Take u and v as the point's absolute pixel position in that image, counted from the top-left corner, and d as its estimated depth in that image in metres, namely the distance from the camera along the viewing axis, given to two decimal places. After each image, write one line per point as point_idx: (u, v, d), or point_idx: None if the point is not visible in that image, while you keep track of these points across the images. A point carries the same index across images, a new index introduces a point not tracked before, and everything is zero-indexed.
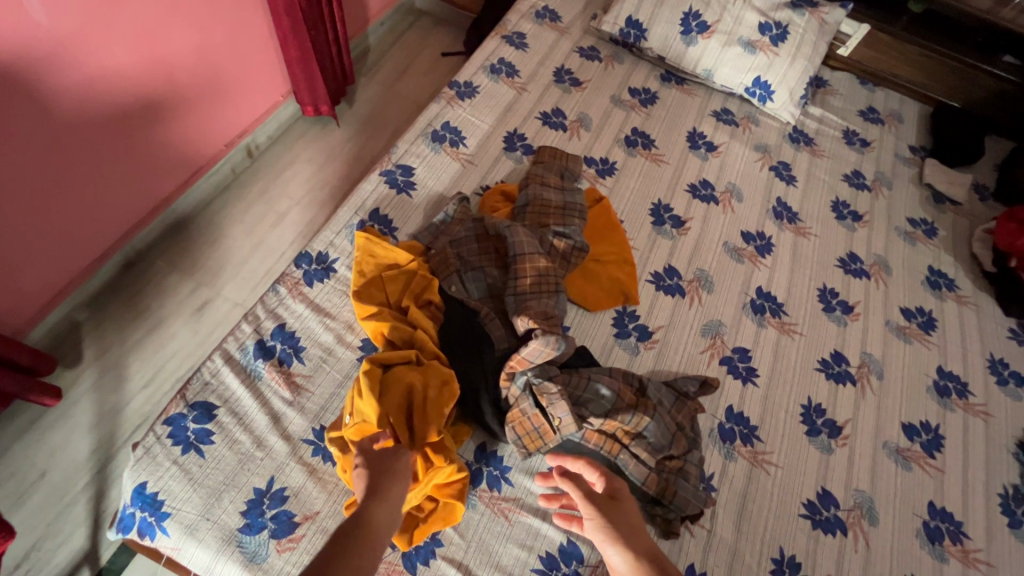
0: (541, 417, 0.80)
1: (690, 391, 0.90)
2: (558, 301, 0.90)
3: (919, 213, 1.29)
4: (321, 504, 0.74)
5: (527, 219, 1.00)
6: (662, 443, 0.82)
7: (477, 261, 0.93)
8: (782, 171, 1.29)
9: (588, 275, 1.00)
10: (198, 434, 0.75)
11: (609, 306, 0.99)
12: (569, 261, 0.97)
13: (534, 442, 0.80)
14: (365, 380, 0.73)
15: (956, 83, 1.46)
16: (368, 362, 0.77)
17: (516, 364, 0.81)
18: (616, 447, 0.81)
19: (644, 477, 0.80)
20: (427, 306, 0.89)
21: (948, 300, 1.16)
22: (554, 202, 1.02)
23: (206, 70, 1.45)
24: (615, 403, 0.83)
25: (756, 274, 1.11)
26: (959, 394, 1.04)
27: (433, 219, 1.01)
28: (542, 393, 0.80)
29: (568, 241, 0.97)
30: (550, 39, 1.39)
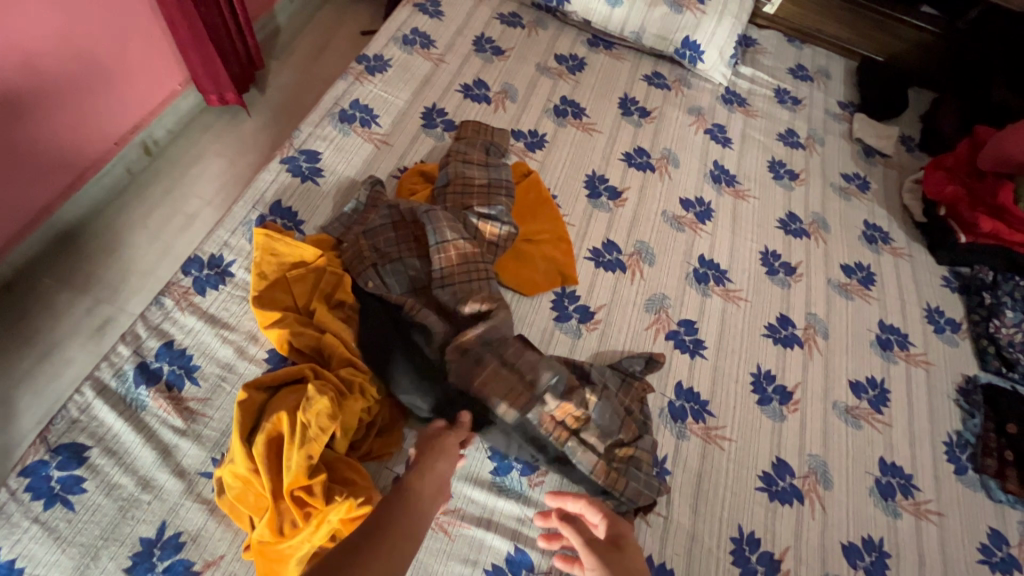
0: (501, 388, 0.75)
1: (636, 370, 0.85)
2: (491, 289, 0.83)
3: (852, 168, 1.29)
4: (226, 546, 0.63)
5: (450, 202, 0.91)
6: (611, 427, 0.76)
7: (395, 252, 0.84)
8: (717, 134, 1.25)
9: (520, 259, 0.93)
10: (64, 483, 0.63)
11: (547, 288, 0.92)
12: (498, 246, 0.89)
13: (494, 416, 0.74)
14: (238, 413, 0.62)
15: (879, 36, 1.46)
16: (248, 386, 0.65)
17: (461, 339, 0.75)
18: (566, 434, 0.75)
19: (592, 465, 0.74)
20: (340, 307, 0.78)
21: (884, 253, 1.16)
22: (478, 179, 0.93)
23: (77, 57, 1.26)
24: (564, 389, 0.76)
25: (697, 242, 1.06)
26: (900, 346, 1.03)
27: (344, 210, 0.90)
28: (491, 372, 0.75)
29: (496, 224, 0.89)
30: (468, 6, 1.29)
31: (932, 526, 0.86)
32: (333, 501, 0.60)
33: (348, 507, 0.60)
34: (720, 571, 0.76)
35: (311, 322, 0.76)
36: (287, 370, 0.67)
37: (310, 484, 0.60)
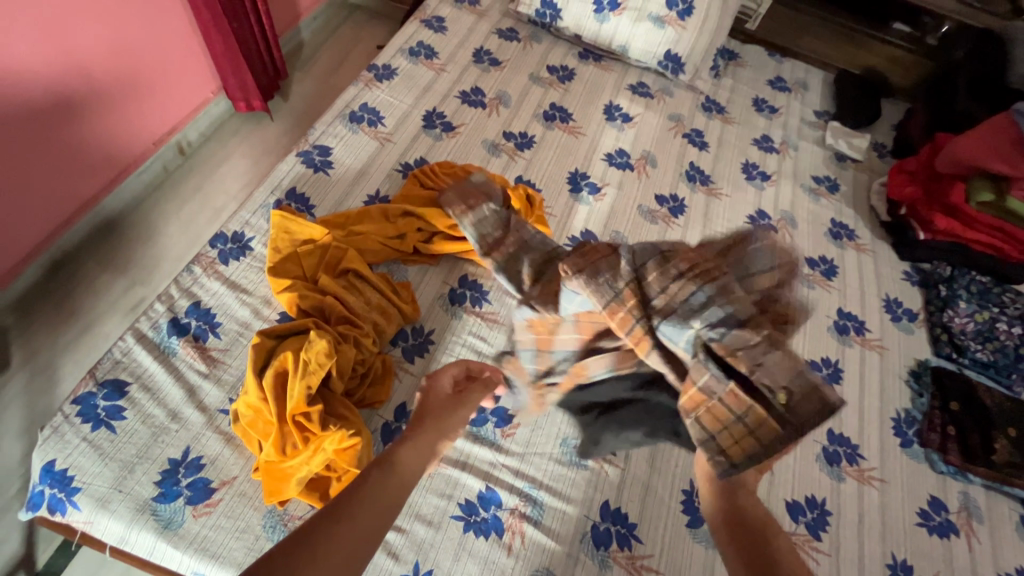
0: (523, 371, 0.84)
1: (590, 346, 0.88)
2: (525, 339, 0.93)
3: (823, 171, 1.38)
4: (239, 469, 0.75)
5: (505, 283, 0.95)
6: None
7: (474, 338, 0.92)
8: (695, 138, 1.35)
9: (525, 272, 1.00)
10: (108, 411, 0.75)
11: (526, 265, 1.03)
12: None
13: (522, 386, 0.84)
14: (252, 352, 0.75)
15: (854, 51, 1.57)
16: (262, 333, 0.77)
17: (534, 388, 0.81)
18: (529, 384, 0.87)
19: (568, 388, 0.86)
20: (343, 276, 0.91)
21: (848, 248, 1.25)
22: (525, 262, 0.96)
23: (123, 64, 1.42)
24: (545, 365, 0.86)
25: (669, 233, 1.17)
26: (857, 332, 1.12)
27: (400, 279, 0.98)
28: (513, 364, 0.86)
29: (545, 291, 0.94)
30: (469, 22, 1.43)
31: (873, 491, 0.93)
32: (327, 430, 0.72)
33: (340, 438, 0.71)
34: (671, 517, 0.84)
35: (316, 287, 0.88)
36: (292, 324, 0.80)
37: (309, 413, 0.72)
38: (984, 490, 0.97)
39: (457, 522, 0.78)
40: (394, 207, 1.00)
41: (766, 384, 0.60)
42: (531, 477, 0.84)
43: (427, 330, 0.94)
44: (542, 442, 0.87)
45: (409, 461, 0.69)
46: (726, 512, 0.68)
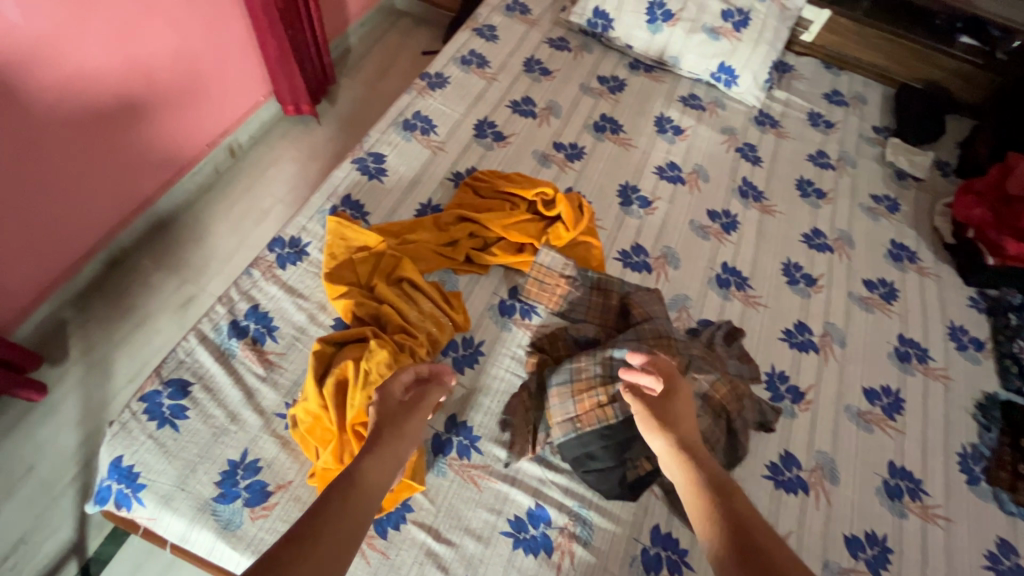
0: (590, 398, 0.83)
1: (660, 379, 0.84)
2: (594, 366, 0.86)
3: (882, 189, 1.33)
4: (294, 474, 0.76)
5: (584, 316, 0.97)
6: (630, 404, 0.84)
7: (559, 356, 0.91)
8: (748, 153, 1.32)
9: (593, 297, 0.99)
10: (173, 409, 0.77)
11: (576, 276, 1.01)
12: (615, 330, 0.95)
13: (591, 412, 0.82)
14: (314, 359, 0.77)
15: (917, 65, 1.51)
16: (322, 340, 0.80)
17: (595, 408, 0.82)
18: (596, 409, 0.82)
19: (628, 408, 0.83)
20: (397, 284, 0.91)
21: (909, 271, 1.20)
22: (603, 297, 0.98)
23: (184, 69, 1.47)
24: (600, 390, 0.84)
25: (721, 250, 1.14)
26: (919, 360, 1.07)
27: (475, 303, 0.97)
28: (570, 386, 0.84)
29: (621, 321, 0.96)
30: (521, 32, 1.43)
31: (938, 530, 0.89)
32: None
33: None
34: None
35: (371, 295, 0.89)
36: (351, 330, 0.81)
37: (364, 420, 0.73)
38: None
39: (507, 539, 0.77)
40: (446, 215, 1.01)
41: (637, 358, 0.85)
42: (581, 497, 0.83)
43: (477, 341, 0.93)
44: None
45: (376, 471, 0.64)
46: (723, 519, 0.64)
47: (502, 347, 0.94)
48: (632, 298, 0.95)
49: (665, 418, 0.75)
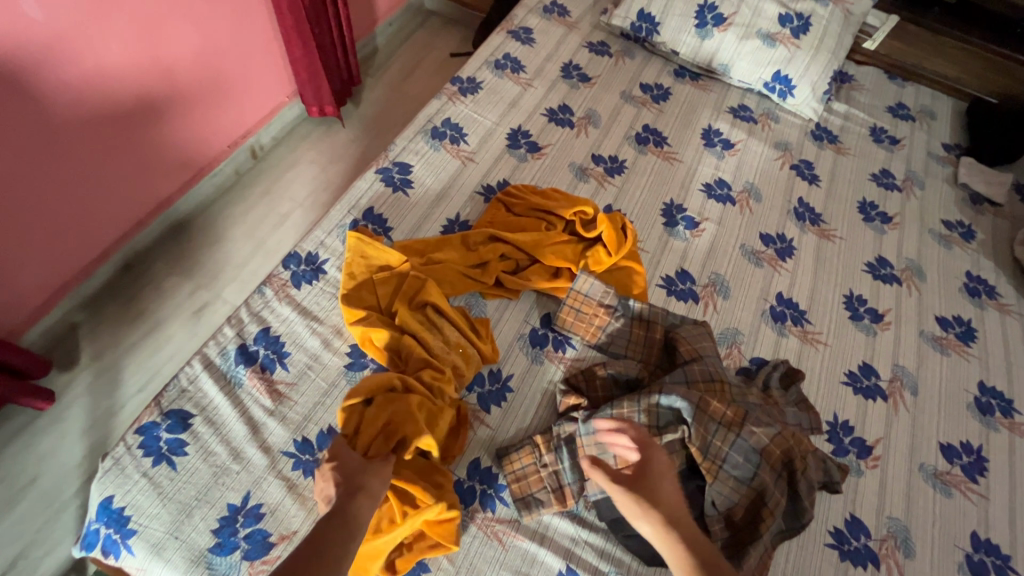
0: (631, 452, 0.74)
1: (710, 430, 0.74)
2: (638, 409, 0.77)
3: (954, 215, 1.20)
4: (299, 523, 0.68)
5: (624, 350, 0.87)
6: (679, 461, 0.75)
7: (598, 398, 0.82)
8: (804, 171, 1.21)
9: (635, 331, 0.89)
10: (170, 444, 0.70)
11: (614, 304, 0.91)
12: (658, 368, 0.86)
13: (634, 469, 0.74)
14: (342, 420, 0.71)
15: (993, 75, 1.37)
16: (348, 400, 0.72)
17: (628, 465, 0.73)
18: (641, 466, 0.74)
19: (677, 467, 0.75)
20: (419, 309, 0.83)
21: (989, 308, 1.07)
22: (645, 331, 0.88)
23: (206, 67, 1.42)
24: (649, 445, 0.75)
25: (776, 279, 1.03)
26: (1003, 413, 0.94)
27: (504, 332, 0.88)
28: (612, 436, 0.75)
29: (663, 358, 0.86)
30: (558, 34, 1.34)
31: None
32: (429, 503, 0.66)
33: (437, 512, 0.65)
34: None
35: (392, 322, 0.82)
36: (375, 380, 0.73)
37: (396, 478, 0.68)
38: None
39: None
40: (474, 232, 0.93)
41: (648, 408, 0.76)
42: (618, 562, 0.73)
43: (505, 375, 0.84)
44: None
45: (361, 513, 0.61)
46: None
47: (533, 382, 0.85)
48: (679, 333, 0.85)
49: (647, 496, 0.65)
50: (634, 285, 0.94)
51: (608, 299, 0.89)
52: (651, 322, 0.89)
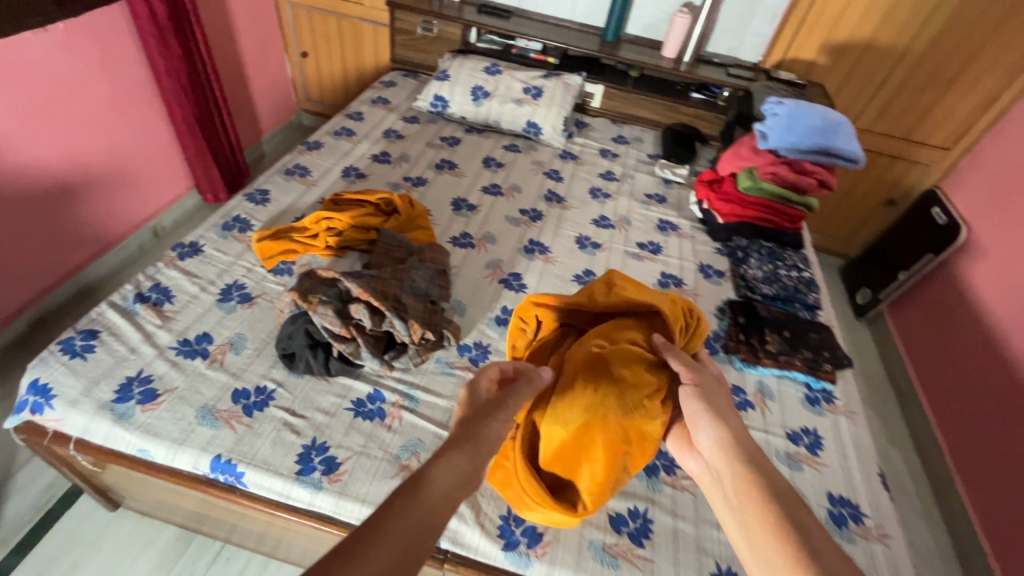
0: (340, 325, 1.05)
1: (421, 310, 1.13)
2: (402, 290, 1.15)
3: (653, 190, 1.83)
4: (180, 382, 1.01)
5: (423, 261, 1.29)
6: (428, 318, 1.14)
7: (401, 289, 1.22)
8: (552, 175, 1.81)
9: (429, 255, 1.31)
10: (84, 347, 1.02)
11: (421, 238, 1.37)
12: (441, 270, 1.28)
13: (348, 331, 1.06)
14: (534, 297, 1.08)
15: (669, 114, 2.12)
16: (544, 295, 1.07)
17: (343, 333, 1.05)
18: (348, 330, 1.05)
19: (428, 321, 1.13)
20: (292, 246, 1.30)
21: (671, 235, 1.64)
22: (428, 255, 1.30)
23: (114, 162, 1.84)
24: (343, 325, 1.06)
25: (529, 232, 1.55)
26: (675, 285, 1.46)
27: (343, 264, 1.31)
28: (335, 316, 1.05)
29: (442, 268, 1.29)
30: (381, 114, 1.94)
31: None
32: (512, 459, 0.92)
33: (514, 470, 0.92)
34: None
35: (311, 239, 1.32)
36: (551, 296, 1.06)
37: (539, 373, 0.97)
38: (776, 379, 1.26)
39: (349, 412, 1.03)
40: (305, 220, 1.37)
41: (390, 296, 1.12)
42: (411, 382, 1.10)
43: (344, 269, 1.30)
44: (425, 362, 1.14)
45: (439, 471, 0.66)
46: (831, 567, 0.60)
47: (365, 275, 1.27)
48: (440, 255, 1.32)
49: (782, 513, 0.68)
50: (425, 234, 1.39)
51: (403, 245, 1.31)
52: (434, 250, 1.33)
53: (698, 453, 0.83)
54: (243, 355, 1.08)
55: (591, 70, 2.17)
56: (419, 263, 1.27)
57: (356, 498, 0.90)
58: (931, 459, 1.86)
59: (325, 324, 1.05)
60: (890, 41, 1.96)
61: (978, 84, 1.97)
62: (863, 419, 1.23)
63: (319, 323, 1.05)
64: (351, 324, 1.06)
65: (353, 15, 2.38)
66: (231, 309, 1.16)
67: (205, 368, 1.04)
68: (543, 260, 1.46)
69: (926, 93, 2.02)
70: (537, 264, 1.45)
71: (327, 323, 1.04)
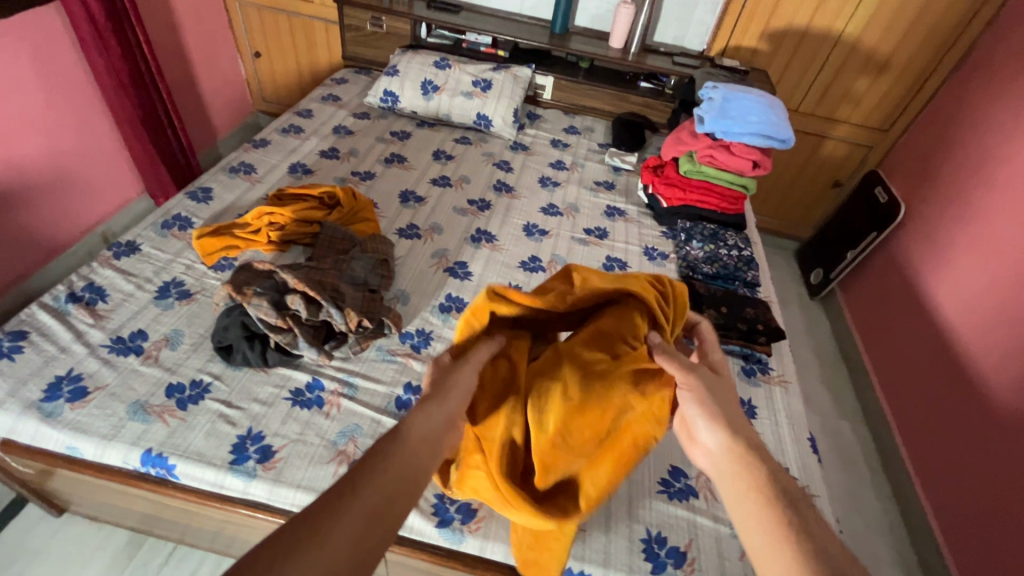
0: (276, 317, 1.05)
1: (360, 300, 1.15)
2: (341, 281, 1.16)
3: (603, 178, 1.87)
4: (111, 379, 1.00)
5: (365, 251, 1.30)
6: (367, 307, 1.15)
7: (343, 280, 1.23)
8: (502, 165, 1.83)
9: (372, 246, 1.32)
10: (12, 348, 1.01)
11: (365, 230, 1.38)
12: (384, 260, 1.29)
13: (285, 322, 1.06)
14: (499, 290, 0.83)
15: (619, 104, 2.16)
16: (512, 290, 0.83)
17: (280, 324, 1.05)
18: (285, 321, 1.06)
19: (368, 310, 1.15)
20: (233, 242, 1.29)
21: (618, 220, 1.68)
22: (372, 246, 1.32)
23: (55, 166, 1.81)
24: (280, 316, 1.06)
25: (476, 221, 1.57)
26: (620, 268, 1.50)
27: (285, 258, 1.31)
28: (271, 307, 1.05)
29: (385, 257, 1.30)
30: (331, 111, 1.94)
31: None
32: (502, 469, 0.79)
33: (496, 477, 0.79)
34: None
35: (253, 234, 1.32)
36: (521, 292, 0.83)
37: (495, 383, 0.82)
38: None
39: (286, 401, 1.03)
40: (247, 215, 1.36)
41: (329, 287, 1.13)
42: (351, 370, 1.11)
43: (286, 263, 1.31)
44: (366, 350, 1.15)
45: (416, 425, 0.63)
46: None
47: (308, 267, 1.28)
48: (384, 246, 1.33)
49: (790, 520, 0.55)
50: (369, 226, 1.40)
51: (345, 238, 1.32)
52: (378, 240, 1.34)
53: (698, 448, 0.68)
54: (180, 350, 1.08)
55: (542, 62, 2.19)
56: (362, 254, 1.28)
57: (290, 484, 0.91)
58: (878, 429, 1.93)
59: (261, 316, 1.05)
60: (825, 27, 2.03)
61: (909, 67, 2.05)
62: (797, 389, 1.28)
63: (254, 314, 1.05)
64: (288, 315, 1.07)
65: (304, 14, 2.36)
66: (168, 306, 1.16)
67: (138, 364, 1.03)
68: (490, 248, 1.48)
69: (863, 77, 2.10)
70: (484, 252, 1.47)
71: (262, 314, 1.04)
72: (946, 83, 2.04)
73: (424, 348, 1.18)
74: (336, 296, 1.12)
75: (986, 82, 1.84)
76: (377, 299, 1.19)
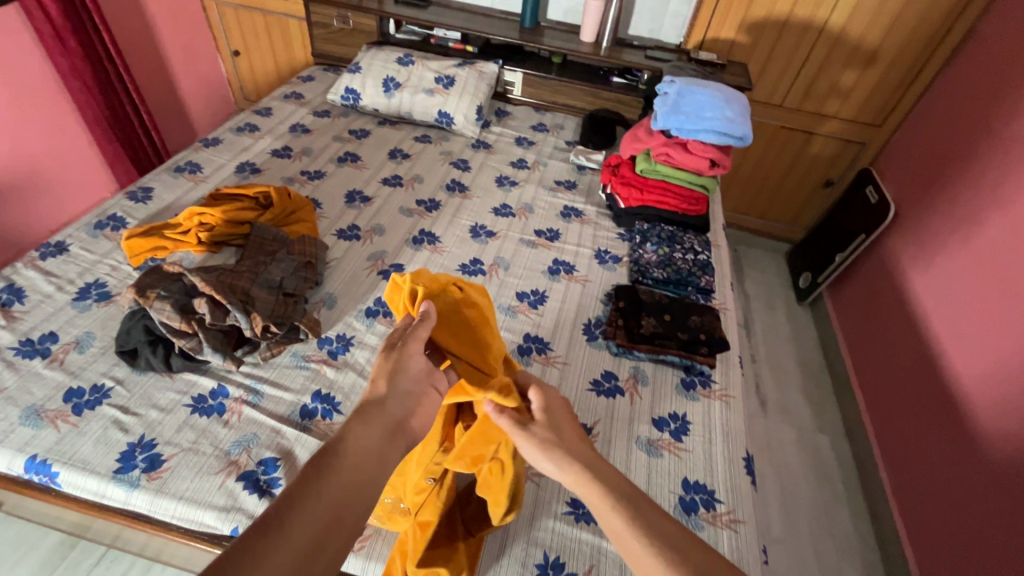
0: (179, 321, 1.02)
1: (271, 305, 1.12)
2: (253, 287, 1.14)
3: (565, 177, 1.80)
4: (10, 383, 0.99)
5: (292, 253, 1.27)
6: (280, 313, 1.12)
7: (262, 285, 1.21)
8: (459, 164, 1.78)
9: (301, 247, 1.29)
10: None
11: (297, 231, 1.35)
12: (310, 262, 1.27)
13: (189, 326, 1.03)
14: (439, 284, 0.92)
15: (590, 100, 2.09)
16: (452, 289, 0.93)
17: (184, 328, 1.03)
18: (189, 325, 1.03)
19: (280, 316, 1.12)
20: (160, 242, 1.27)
21: (573, 222, 1.61)
22: (299, 247, 1.29)
23: (22, 167, 1.82)
24: (184, 320, 1.03)
25: (421, 222, 1.52)
26: (565, 272, 1.43)
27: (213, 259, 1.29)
28: (174, 312, 1.03)
29: (312, 259, 1.27)
30: (291, 109, 1.91)
31: (554, 370, 1.17)
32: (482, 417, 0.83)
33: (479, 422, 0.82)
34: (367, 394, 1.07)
35: (182, 234, 1.29)
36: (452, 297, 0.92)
37: (454, 318, 0.89)
38: (651, 364, 1.22)
39: (186, 408, 1.00)
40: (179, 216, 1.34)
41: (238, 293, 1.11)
42: (260, 376, 1.08)
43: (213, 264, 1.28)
44: (279, 356, 1.12)
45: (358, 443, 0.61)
46: None
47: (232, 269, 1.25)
48: (313, 248, 1.30)
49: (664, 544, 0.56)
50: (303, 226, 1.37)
51: (275, 239, 1.29)
52: (308, 242, 1.31)
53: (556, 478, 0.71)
54: (87, 354, 1.06)
55: (512, 58, 2.13)
56: (286, 257, 1.25)
57: (173, 495, 0.88)
58: (858, 443, 1.82)
59: (163, 320, 1.02)
60: (807, 18, 1.92)
61: (900, 58, 1.93)
62: (740, 404, 1.19)
63: (157, 318, 1.02)
64: (193, 319, 1.04)
65: (276, 12, 2.35)
66: (85, 308, 1.14)
67: (41, 367, 1.02)
68: (430, 250, 1.44)
69: (850, 70, 1.98)
70: (423, 254, 1.42)
71: (165, 318, 1.02)
72: (940, 76, 1.91)
73: (341, 353, 1.14)
74: (247, 302, 1.10)
75: (980, 74, 1.71)
76: (293, 303, 1.16)
